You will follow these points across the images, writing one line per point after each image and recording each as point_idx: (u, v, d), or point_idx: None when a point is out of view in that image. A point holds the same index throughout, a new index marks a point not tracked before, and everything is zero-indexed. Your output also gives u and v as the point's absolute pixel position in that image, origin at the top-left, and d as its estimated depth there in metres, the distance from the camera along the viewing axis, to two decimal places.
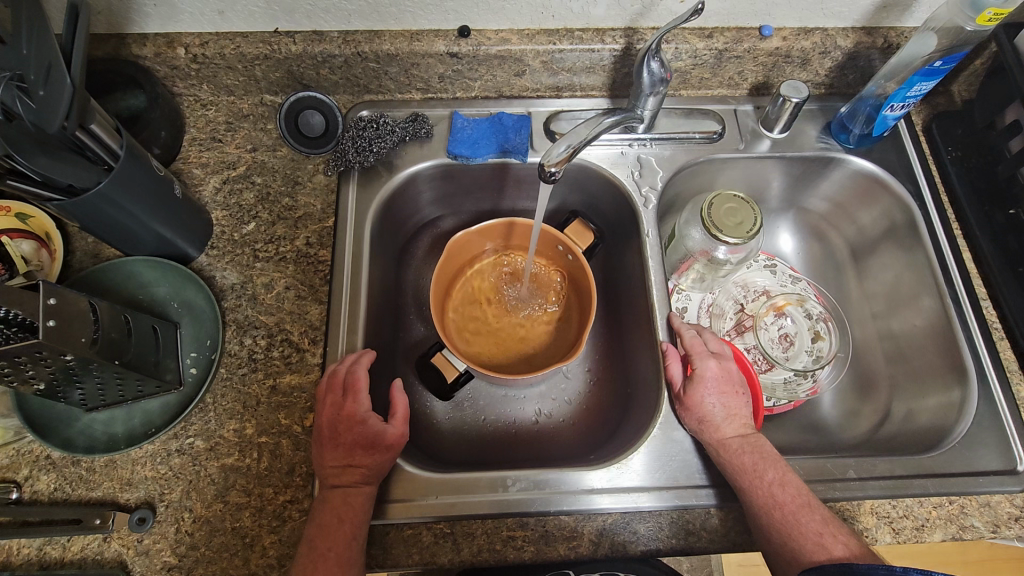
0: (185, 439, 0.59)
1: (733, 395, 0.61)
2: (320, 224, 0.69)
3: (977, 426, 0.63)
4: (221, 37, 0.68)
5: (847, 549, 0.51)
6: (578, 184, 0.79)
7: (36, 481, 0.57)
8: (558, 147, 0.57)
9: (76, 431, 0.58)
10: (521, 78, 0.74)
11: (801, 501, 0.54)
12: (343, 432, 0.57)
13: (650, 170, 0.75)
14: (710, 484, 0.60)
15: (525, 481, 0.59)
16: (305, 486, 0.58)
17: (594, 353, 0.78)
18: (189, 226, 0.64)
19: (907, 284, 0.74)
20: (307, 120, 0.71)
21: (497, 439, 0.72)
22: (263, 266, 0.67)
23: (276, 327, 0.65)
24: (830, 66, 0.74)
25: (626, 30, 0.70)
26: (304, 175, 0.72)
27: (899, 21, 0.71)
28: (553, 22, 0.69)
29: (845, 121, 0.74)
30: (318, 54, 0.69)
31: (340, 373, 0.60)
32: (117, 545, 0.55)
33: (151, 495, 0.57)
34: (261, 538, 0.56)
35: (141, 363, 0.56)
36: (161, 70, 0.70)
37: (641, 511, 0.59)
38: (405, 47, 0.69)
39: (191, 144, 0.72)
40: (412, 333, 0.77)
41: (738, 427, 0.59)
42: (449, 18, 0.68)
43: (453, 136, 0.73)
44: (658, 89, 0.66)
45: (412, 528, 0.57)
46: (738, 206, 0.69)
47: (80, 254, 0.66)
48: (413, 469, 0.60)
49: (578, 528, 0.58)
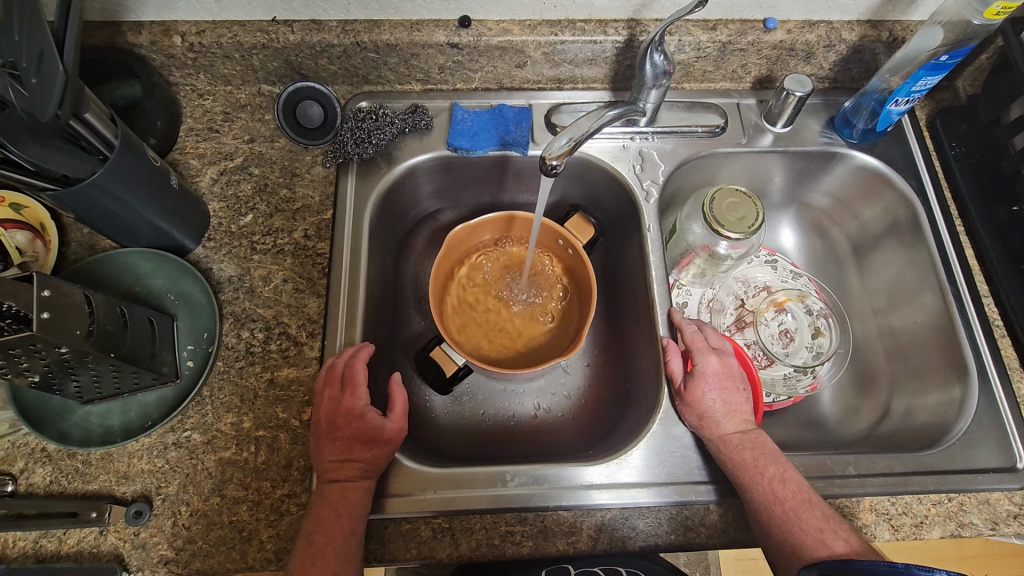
0: (181, 433, 0.59)
1: (734, 391, 0.61)
2: (318, 216, 0.69)
3: (977, 423, 0.63)
4: (219, 26, 0.67)
5: (848, 546, 0.51)
6: (579, 177, 0.78)
7: (31, 474, 0.57)
8: (559, 140, 0.56)
9: (71, 423, 0.57)
10: (522, 69, 0.73)
11: (802, 497, 0.54)
12: (341, 425, 0.56)
13: (651, 164, 0.74)
14: (710, 481, 0.60)
15: (524, 475, 0.59)
16: (303, 480, 0.58)
17: (594, 349, 0.77)
18: (187, 218, 0.64)
19: (908, 280, 0.73)
20: (306, 111, 0.70)
21: (497, 434, 0.72)
22: (261, 258, 0.66)
23: (274, 321, 0.64)
24: (834, 60, 0.74)
25: (628, 21, 0.69)
26: (303, 166, 0.71)
27: (905, 15, 0.70)
28: (554, 12, 0.68)
29: (849, 116, 0.73)
30: (318, 44, 0.68)
31: (338, 367, 0.59)
32: (113, 538, 0.55)
33: (148, 488, 0.57)
34: (259, 532, 0.56)
35: (138, 355, 0.55)
36: (158, 59, 0.68)
37: (641, 506, 0.59)
38: (405, 37, 0.68)
39: (188, 134, 0.71)
40: (411, 326, 0.77)
41: (738, 423, 0.59)
42: (450, 8, 0.67)
43: (453, 128, 0.72)
44: (661, 81, 0.65)
45: (411, 522, 0.57)
46: (740, 201, 0.68)
47: (75, 245, 0.65)
48: (413, 464, 0.60)
49: (577, 523, 0.58)
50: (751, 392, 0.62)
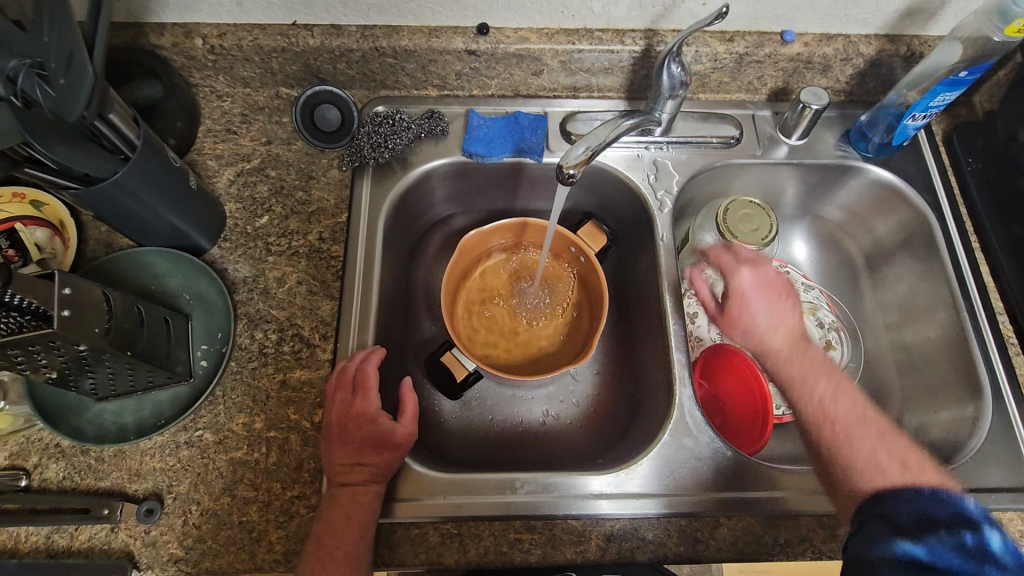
0: (194, 432, 0.59)
1: (774, 291, 0.67)
2: (333, 219, 0.69)
3: (990, 442, 0.62)
4: (240, 29, 0.68)
5: (897, 470, 0.51)
6: (593, 186, 0.78)
7: (45, 469, 0.57)
8: (577, 149, 0.57)
9: (85, 420, 0.58)
10: (539, 77, 0.74)
11: (852, 416, 0.56)
12: (352, 430, 0.57)
13: (666, 173, 0.74)
14: (720, 492, 0.60)
15: (533, 483, 0.59)
16: (313, 482, 0.58)
17: (604, 357, 0.77)
18: (203, 218, 0.64)
19: (922, 295, 0.73)
20: (324, 115, 0.71)
21: (504, 440, 0.72)
22: (276, 260, 0.67)
23: (288, 322, 0.64)
24: (851, 74, 0.74)
25: (646, 31, 0.69)
26: (319, 170, 0.71)
27: (923, 30, 0.70)
28: (572, 22, 0.69)
29: (865, 129, 0.73)
30: (337, 48, 0.69)
31: (349, 371, 0.60)
32: (124, 535, 0.55)
33: (159, 487, 0.57)
34: (268, 533, 0.56)
35: (153, 354, 0.56)
36: (179, 60, 0.69)
37: (649, 517, 0.58)
38: (423, 43, 0.68)
39: (206, 135, 0.72)
40: (421, 331, 0.77)
41: (784, 335, 0.65)
42: (469, 15, 0.67)
43: (469, 135, 0.73)
44: (678, 92, 0.65)
45: (419, 527, 0.57)
46: (754, 212, 0.71)
47: (93, 242, 0.66)
48: (422, 468, 0.60)
49: (586, 532, 0.58)
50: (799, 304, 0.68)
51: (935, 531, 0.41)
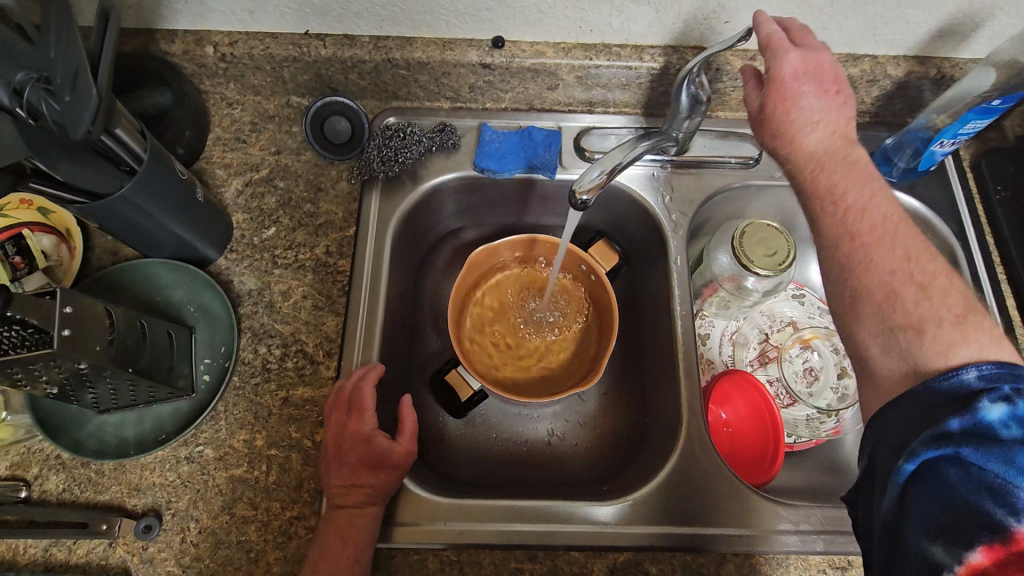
0: (194, 447, 0.58)
1: (823, 88, 0.54)
2: (341, 232, 0.68)
3: None
4: (251, 37, 0.67)
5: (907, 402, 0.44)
6: (606, 204, 0.76)
7: (46, 480, 0.57)
8: (591, 172, 0.55)
9: (86, 433, 0.58)
10: (554, 92, 0.72)
11: (880, 229, 0.47)
12: (347, 450, 0.55)
13: (681, 194, 0.72)
14: (728, 527, 0.58)
15: (536, 511, 0.58)
16: (312, 502, 0.57)
17: (612, 378, 0.76)
18: (210, 230, 0.63)
19: None
20: (334, 126, 0.69)
21: (508, 460, 0.71)
22: (282, 273, 0.66)
23: (292, 338, 0.63)
24: (878, 95, 0.71)
25: (666, 48, 0.67)
26: (328, 181, 0.70)
27: (955, 52, 0.68)
28: (590, 36, 0.67)
29: (890, 153, 0.71)
30: (349, 59, 0.67)
31: (345, 390, 0.58)
32: (122, 551, 0.55)
33: (158, 502, 0.56)
34: (266, 554, 0.55)
35: (154, 369, 0.55)
36: (190, 67, 0.68)
37: (653, 551, 0.57)
38: (437, 55, 0.67)
39: (215, 143, 0.71)
40: (427, 346, 0.76)
41: (827, 135, 0.53)
42: (484, 28, 0.66)
43: (481, 149, 0.71)
44: (696, 112, 0.63)
45: (419, 553, 0.56)
46: (772, 235, 0.67)
47: (100, 251, 0.65)
48: (423, 491, 0.59)
49: (588, 564, 0.56)
50: (850, 93, 0.54)
51: (918, 436, 0.38)
